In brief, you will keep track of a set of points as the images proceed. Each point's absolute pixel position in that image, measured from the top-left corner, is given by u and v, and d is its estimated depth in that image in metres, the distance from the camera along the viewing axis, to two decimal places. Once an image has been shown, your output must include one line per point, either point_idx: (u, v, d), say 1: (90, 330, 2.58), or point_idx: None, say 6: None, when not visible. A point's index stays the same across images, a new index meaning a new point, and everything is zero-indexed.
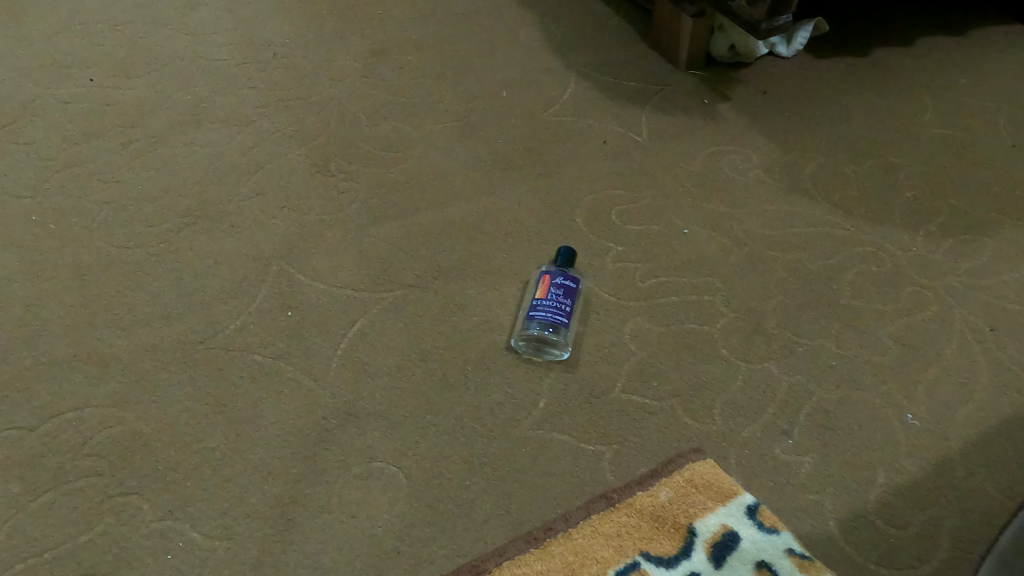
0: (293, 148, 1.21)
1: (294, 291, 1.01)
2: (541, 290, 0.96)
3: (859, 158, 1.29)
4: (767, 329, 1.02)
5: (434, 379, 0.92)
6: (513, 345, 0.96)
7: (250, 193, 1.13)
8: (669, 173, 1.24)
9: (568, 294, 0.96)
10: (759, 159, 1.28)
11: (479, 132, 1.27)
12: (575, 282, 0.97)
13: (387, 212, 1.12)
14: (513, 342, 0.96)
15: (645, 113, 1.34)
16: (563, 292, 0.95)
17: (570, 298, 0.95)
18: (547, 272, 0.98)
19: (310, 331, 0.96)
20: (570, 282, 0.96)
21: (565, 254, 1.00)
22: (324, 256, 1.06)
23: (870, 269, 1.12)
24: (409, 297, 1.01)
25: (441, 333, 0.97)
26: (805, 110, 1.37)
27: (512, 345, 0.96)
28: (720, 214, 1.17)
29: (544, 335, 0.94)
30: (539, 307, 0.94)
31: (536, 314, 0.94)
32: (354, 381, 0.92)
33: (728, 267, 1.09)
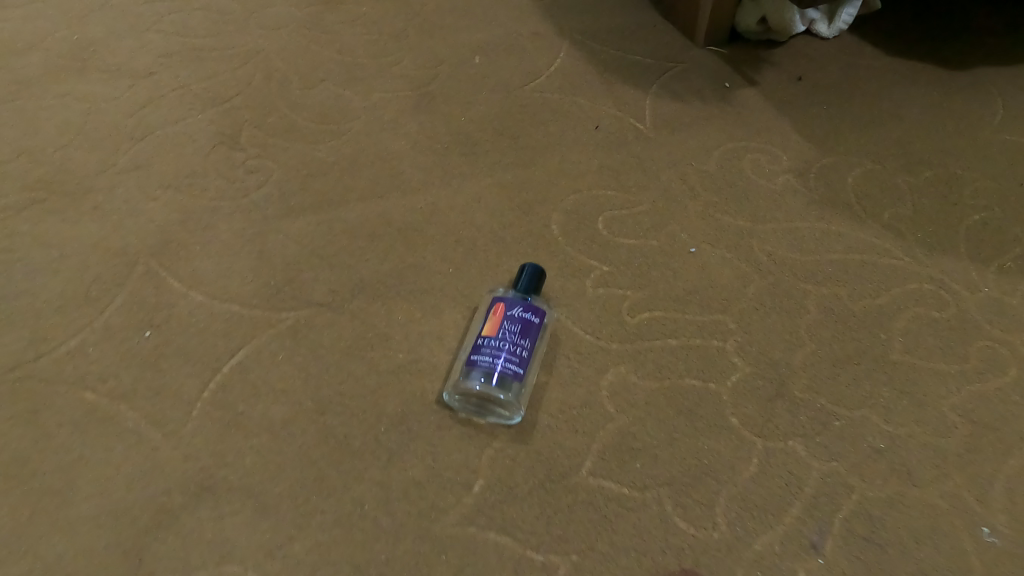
0: (197, 110, 0.94)
1: (160, 302, 0.75)
2: (490, 325, 0.70)
3: (915, 167, 1.03)
4: (792, 393, 0.76)
5: (332, 443, 0.67)
6: (448, 402, 0.70)
7: (127, 165, 0.86)
8: (676, 173, 0.97)
9: (526, 329, 0.69)
10: (789, 160, 1.01)
11: (439, 107, 1.01)
12: (537, 314, 0.70)
13: (305, 203, 0.86)
14: (447, 397, 0.70)
15: (651, 95, 1.08)
16: (519, 328, 0.69)
17: (528, 337, 0.69)
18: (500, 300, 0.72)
19: (170, 360, 0.70)
20: (531, 313, 0.70)
21: (530, 273, 0.74)
22: (210, 255, 0.79)
23: (928, 314, 0.86)
24: (316, 321, 0.75)
25: (351, 375, 0.72)
26: (849, 103, 1.11)
27: (447, 401, 0.70)
28: (738, 230, 0.91)
29: (487, 386, 0.67)
30: (485, 349, 0.68)
31: (479, 358, 0.68)
32: (219, 438, 0.66)
33: (744, 302, 0.83)
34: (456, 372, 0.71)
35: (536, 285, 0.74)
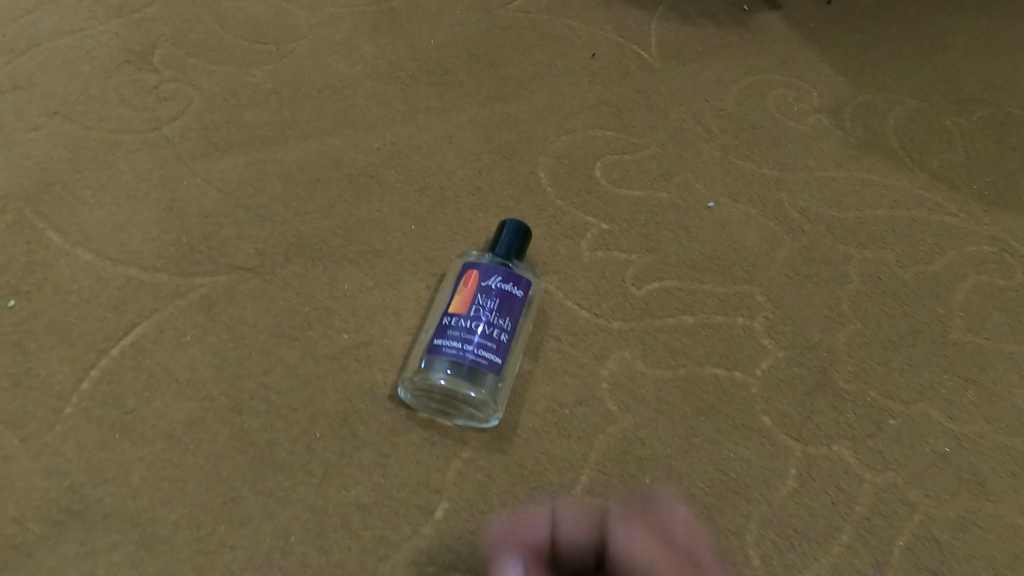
0: (97, 20, 0.75)
1: (32, 263, 0.58)
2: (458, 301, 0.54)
3: (968, 103, 0.86)
4: (836, 385, 0.61)
5: (251, 453, 0.51)
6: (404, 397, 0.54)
7: (3, 86, 0.68)
8: (688, 111, 0.81)
9: (504, 305, 0.53)
10: (821, 96, 0.85)
11: (403, 27, 0.83)
12: (519, 285, 0.54)
13: (231, 139, 0.69)
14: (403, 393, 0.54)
15: (657, 17, 0.90)
16: (496, 303, 0.53)
17: (508, 315, 0.53)
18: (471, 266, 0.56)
19: (39, 341, 0.54)
20: (512, 285, 0.54)
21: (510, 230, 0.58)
22: (104, 203, 0.62)
23: (993, 283, 0.71)
24: (237, 289, 0.59)
25: (280, 363, 0.55)
26: (888, 30, 0.93)
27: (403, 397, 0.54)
28: (763, 180, 0.75)
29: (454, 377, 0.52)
30: (452, 333, 0.52)
31: (445, 343, 0.52)
32: (97, 446, 0.50)
33: (774, 269, 0.68)
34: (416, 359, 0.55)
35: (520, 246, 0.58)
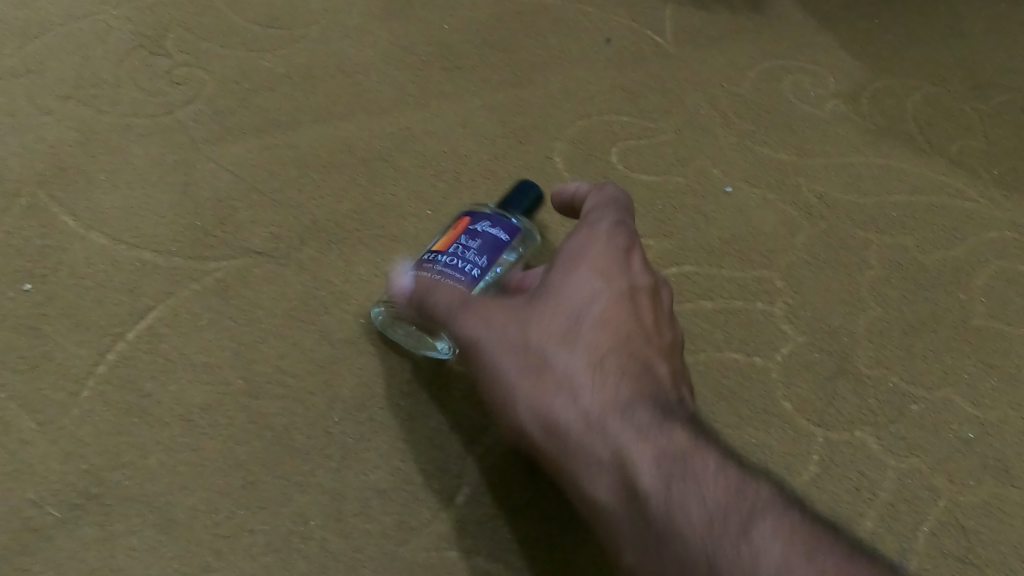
0: (108, 4, 0.74)
1: (46, 247, 0.57)
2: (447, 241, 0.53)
3: (986, 89, 0.85)
4: (857, 371, 0.61)
5: (269, 437, 0.51)
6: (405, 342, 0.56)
7: (14, 70, 0.67)
8: (703, 96, 0.80)
9: (485, 245, 0.51)
10: (838, 81, 0.84)
11: (416, 11, 0.82)
12: (504, 230, 0.52)
13: (245, 123, 0.68)
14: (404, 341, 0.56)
15: (671, 2, 0.89)
16: (477, 243, 0.51)
17: (487, 254, 0.51)
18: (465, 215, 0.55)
19: (54, 324, 0.53)
20: (499, 229, 0.52)
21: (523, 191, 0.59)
22: (118, 186, 0.61)
23: (1014, 269, 0.70)
24: (253, 273, 0.58)
25: (296, 346, 0.55)
26: (904, 15, 0.92)
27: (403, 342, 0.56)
28: (781, 165, 0.74)
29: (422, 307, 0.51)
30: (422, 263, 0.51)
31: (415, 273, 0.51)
32: (114, 429, 0.49)
33: (792, 254, 0.67)
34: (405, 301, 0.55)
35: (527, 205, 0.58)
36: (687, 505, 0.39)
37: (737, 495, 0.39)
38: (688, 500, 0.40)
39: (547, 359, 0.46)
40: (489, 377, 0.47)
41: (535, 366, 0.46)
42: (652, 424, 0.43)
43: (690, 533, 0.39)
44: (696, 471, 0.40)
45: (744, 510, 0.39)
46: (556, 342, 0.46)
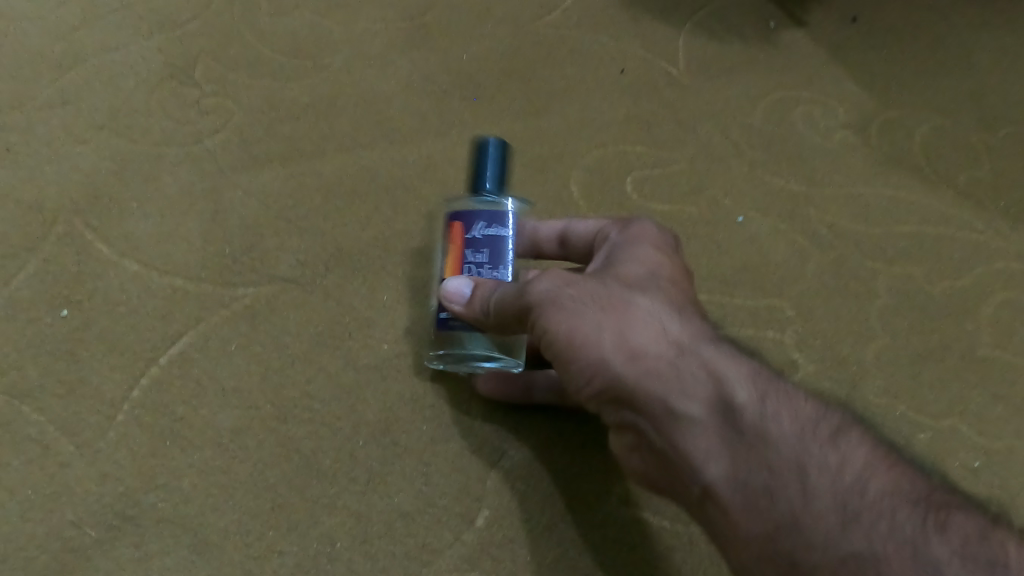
0: (140, 36, 0.77)
1: (82, 273, 0.59)
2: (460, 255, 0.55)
3: (992, 120, 0.87)
4: (866, 399, 0.63)
5: (297, 460, 0.52)
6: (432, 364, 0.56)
7: (50, 100, 0.70)
8: (716, 126, 0.82)
9: (494, 252, 0.53)
10: (848, 112, 0.86)
11: (436, 42, 0.84)
12: (506, 226, 0.53)
13: (272, 152, 0.71)
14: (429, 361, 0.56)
15: (684, 34, 0.92)
16: (486, 253, 0.52)
17: (502, 263, 0.53)
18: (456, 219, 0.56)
19: (90, 349, 0.55)
20: (495, 228, 0.53)
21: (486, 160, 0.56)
22: (150, 214, 0.64)
23: (1019, 299, 0.71)
24: (280, 299, 0.60)
25: (322, 371, 0.57)
26: (912, 47, 0.94)
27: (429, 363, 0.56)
28: (792, 195, 0.76)
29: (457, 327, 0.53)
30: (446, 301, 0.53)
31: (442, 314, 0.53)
32: (148, 452, 0.51)
33: (803, 283, 0.69)
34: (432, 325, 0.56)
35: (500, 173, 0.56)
36: (782, 414, 0.42)
37: (818, 411, 0.43)
38: (781, 410, 0.42)
39: (632, 303, 0.47)
40: (567, 328, 0.46)
41: (611, 305, 0.46)
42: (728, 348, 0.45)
43: (787, 437, 0.41)
44: (782, 396, 0.43)
45: (829, 418, 0.42)
46: (627, 290, 0.48)
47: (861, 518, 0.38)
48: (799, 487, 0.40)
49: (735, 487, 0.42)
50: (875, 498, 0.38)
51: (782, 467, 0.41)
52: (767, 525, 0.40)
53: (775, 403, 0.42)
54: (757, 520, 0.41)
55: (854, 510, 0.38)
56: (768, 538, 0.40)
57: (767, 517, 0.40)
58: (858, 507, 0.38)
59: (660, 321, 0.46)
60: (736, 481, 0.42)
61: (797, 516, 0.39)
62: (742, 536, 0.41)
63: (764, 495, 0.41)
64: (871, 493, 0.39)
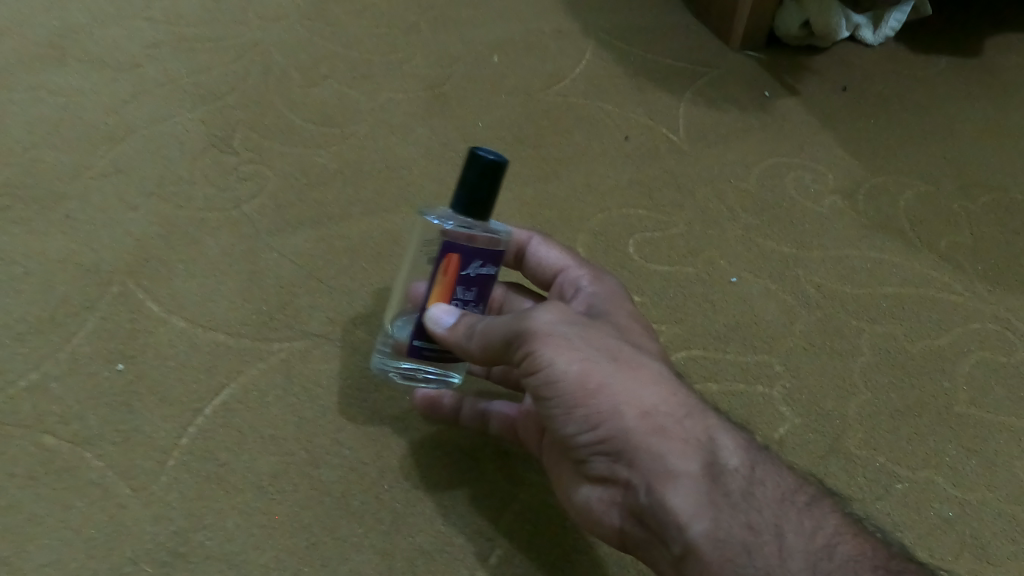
0: (184, 108, 0.84)
1: (135, 330, 0.65)
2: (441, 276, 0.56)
3: (972, 187, 0.93)
4: (848, 450, 0.68)
5: (329, 502, 0.58)
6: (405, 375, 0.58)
7: (105, 169, 0.77)
8: (712, 191, 0.88)
9: (480, 291, 0.55)
10: (836, 178, 0.92)
11: (454, 111, 0.91)
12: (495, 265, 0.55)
13: (304, 216, 0.77)
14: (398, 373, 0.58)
15: (684, 103, 0.99)
16: (474, 292, 0.55)
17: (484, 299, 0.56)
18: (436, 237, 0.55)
19: (144, 400, 0.62)
20: (487, 269, 0.55)
21: (473, 175, 0.54)
22: (195, 274, 0.70)
23: (993, 358, 0.77)
24: (313, 354, 0.66)
25: (350, 420, 0.63)
26: (897, 116, 1.01)
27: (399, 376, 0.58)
28: (782, 257, 0.82)
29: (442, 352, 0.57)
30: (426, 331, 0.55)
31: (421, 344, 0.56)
32: (196, 494, 0.57)
33: (791, 341, 0.75)
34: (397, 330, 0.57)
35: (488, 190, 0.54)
36: (769, 482, 0.49)
37: (795, 484, 0.50)
38: (764, 480, 0.49)
39: (645, 361, 0.51)
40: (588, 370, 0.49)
41: (627, 360, 0.51)
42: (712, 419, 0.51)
43: (768, 504, 0.48)
44: (766, 470, 0.50)
45: (800, 493, 0.49)
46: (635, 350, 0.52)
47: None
48: (777, 548, 0.46)
49: (718, 543, 0.46)
50: (840, 564, 0.46)
51: (762, 529, 0.47)
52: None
53: (756, 476, 0.49)
54: None
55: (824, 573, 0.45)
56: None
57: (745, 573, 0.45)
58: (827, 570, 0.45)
59: (659, 383, 0.51)
60: (718, 539, 0.46)
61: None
62: None
63: (743, 552, 0.46)
64: (838, 559, 0.46)
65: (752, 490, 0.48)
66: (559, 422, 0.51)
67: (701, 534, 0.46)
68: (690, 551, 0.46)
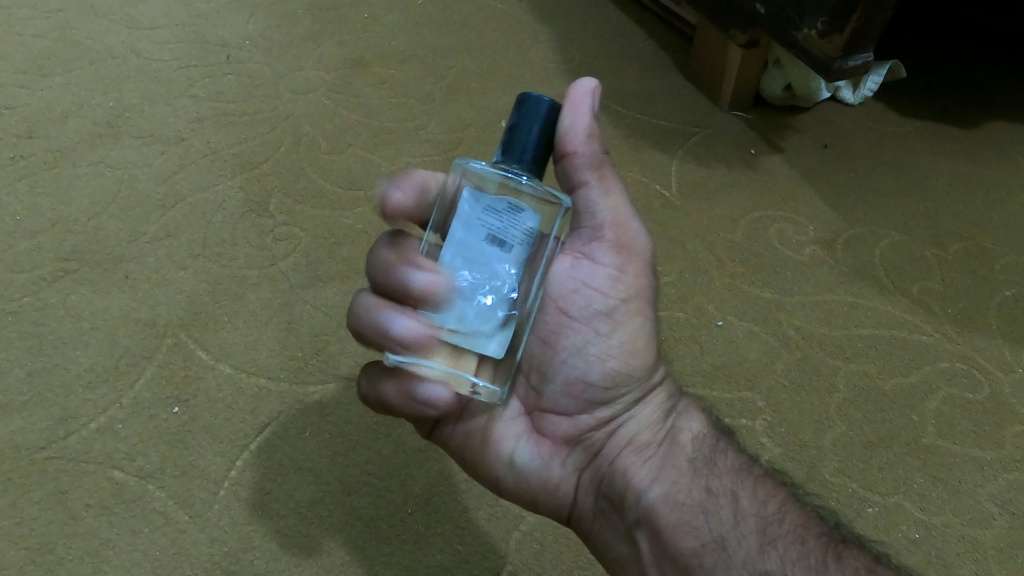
0: (226, 178, 0.94)
1: (188, 377, 0.74)
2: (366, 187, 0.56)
3: (942, 236, 1.02)
4: (822, 478, 0.76)
5: (360, 525, 0.67)
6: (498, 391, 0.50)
7: (158, 234, 0.86)
8: (702, 243, 0.97)
9: None
10: (816, 229, 1.01)
11: None
12: None
13: (333, 272, 0.86)
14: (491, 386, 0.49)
15: (676, 161, 1.08)
16: None
17: None
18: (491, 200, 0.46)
19: (198, 438, 0.70)
20: None
21: (549, 126, 0.48)
22: (239, 326, 0.79)
23: (960, 394, 0.84)
24: (343, 395, 0.75)
25: (377, 453, 0.71)
26: (874, 170, 1.10)
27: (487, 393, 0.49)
28: (765, 302, 0.91)
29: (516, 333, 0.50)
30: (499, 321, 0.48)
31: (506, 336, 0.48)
32: (245, 520, 0.66)
33: (772, 379, 0.83)
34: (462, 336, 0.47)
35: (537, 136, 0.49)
36: (728, 453, 0.53)
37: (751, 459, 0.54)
38: (724, 453, 0.53)
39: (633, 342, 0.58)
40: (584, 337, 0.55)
41: None
42: (688, 406, 0.58)
43: (728, 472, 0.51)
44: (726, 445, 0.54)
45: (755, 467, 0.52)
46: None
47: (779, 544, 0.47)
48: (732, 510, 0.49)
49: (674, 503, 0.50)
50: (789, 528, 0.48)
51: (718, 493, 0.50)
52: (693, 541, 0.48)
53: (718, 451, 0.53)
54: (687, 535, 0.48)
55: (772, 535, 0.47)
56: (693, 552, 0.48)
57: (698, 533, 0.48)
58: (776, 533, 0.47)
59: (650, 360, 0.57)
60: (675, 501, 0.50)
61: (724, 533, 0.48)
62: (671, 546, 0.48)
63: (699, 513, 0.49)
64: (787, 523, 0.48)
65: (713, 460, 0.52)
66: (564, 375, 0.55)
67: (658, 496, 0.51)
68: (647, 512, 0.51)
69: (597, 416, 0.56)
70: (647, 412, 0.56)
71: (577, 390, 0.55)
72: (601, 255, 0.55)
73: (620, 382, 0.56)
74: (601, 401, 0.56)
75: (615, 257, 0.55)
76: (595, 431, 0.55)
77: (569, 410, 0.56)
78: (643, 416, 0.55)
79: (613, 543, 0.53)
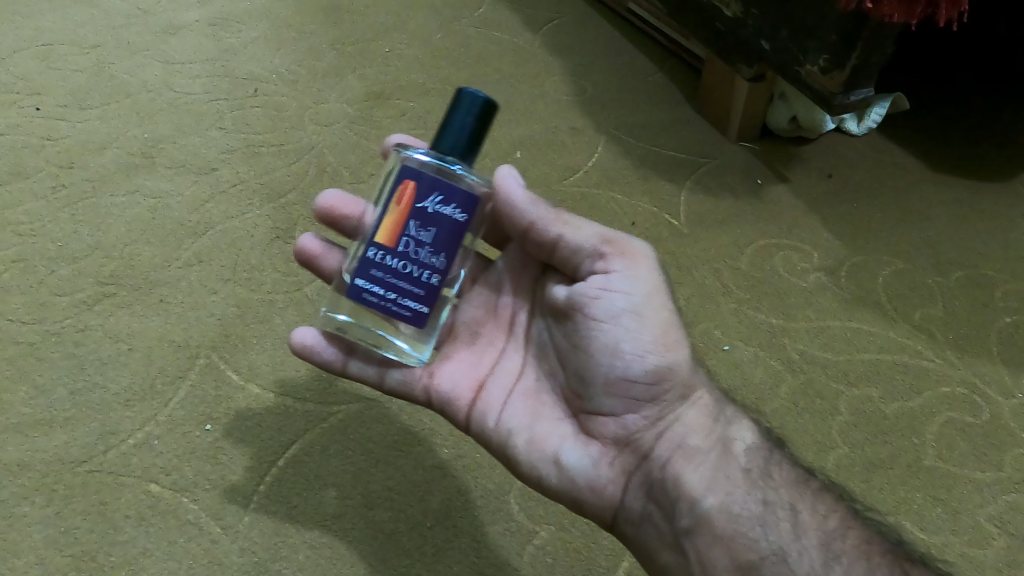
0: (255, 207, 0.99)
1: (219, 395, 0.79)
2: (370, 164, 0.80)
3: (945, 265, 1.05)
4: None
5: (381, 537, 0.71)
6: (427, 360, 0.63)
7: (191, 260, 0.91)
8: (709, 269, 1.01)
9: (436, 232, 0.55)
10: (820, 256, 1.04)
11: None
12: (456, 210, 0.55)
13: None
14: (407, 347, 0.59)
15: (685, 190, 1.12)
16: (431, 232, 0.55)
17: (444, 249, 0.56)
18: (442, 187, 0.55)
19: (229, 454, 0.74)
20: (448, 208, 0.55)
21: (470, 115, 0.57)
22: (266, 348, 0.83)
23: (962, 419, 0.87)
24: (365, 414, 0.79)
25: (397, 469, 0.75)
26: (877, 199, 1.13)
27: (399, 351, 0.60)
28: (771, 328, 0.94)
29: (437, 306, 0.59)
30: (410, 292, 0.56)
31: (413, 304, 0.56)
32: (274, 532, 0.70)
33: (776, 403, 0.87)
34: (376, 298, 0.56)
35: (471, 127, 0.57)
36: (783, 466, 0.58)
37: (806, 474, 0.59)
38: (779, 467, 0.58)
39: None
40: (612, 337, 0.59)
41: None
42: (735, 414, 0.62)
43: (784, 486, 0.56)
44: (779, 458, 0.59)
45: (813, 480, 0.58)
46: None
47: (842, 557, 0.52)
48: (792, 523, 0.54)
49: (731, 514, 0.54)
50: (852, 545, 0.53)
51: (777, 505, 0.55)
52: (754, 553, 0.53)
53: (773, 463, 0.58)
54: (749, 549, 0.53)
55: (836, 551, 0.53)
56: (755, 564, 0.53)
57: (759, 547, 0.53)
58: (839, 548, 0.53)
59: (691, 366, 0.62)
60: (730, 511, 0.54)
61: (785, 546, 0.53)
62: (728, 553, 0.53)
63: (760, 524, 0.54)
64: (849, 540, 0.53)
65: (770, 472, 0.57)
66: (611, 375, 0.59)
67: (714, 506, 0.55)
68: (702, 520, 0.55)
69: (644, 415, 0.60)
70: (694, 414, 0.60)
71: (620, 389, 0.59)
72: (612, 263, 0.60)
73: (665, 381, 0.59)
74: (647, 399, 0.59)
75: (624, 260, 0.60)
76: (643, 432, 0.59)
77: (615, 412, 0.60)
78: (692, 419, 0.59)
79: (657, 552, 0.58)
